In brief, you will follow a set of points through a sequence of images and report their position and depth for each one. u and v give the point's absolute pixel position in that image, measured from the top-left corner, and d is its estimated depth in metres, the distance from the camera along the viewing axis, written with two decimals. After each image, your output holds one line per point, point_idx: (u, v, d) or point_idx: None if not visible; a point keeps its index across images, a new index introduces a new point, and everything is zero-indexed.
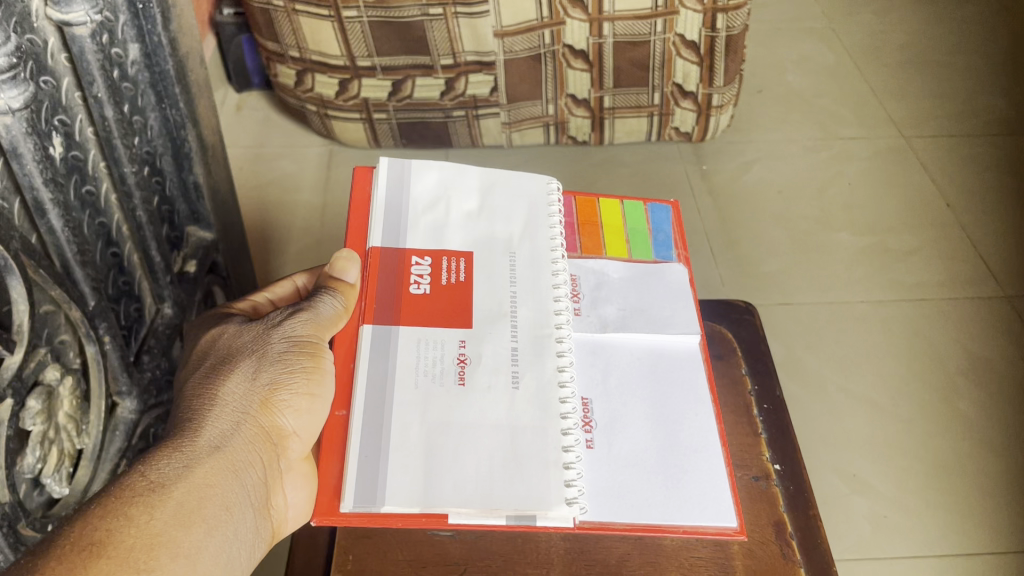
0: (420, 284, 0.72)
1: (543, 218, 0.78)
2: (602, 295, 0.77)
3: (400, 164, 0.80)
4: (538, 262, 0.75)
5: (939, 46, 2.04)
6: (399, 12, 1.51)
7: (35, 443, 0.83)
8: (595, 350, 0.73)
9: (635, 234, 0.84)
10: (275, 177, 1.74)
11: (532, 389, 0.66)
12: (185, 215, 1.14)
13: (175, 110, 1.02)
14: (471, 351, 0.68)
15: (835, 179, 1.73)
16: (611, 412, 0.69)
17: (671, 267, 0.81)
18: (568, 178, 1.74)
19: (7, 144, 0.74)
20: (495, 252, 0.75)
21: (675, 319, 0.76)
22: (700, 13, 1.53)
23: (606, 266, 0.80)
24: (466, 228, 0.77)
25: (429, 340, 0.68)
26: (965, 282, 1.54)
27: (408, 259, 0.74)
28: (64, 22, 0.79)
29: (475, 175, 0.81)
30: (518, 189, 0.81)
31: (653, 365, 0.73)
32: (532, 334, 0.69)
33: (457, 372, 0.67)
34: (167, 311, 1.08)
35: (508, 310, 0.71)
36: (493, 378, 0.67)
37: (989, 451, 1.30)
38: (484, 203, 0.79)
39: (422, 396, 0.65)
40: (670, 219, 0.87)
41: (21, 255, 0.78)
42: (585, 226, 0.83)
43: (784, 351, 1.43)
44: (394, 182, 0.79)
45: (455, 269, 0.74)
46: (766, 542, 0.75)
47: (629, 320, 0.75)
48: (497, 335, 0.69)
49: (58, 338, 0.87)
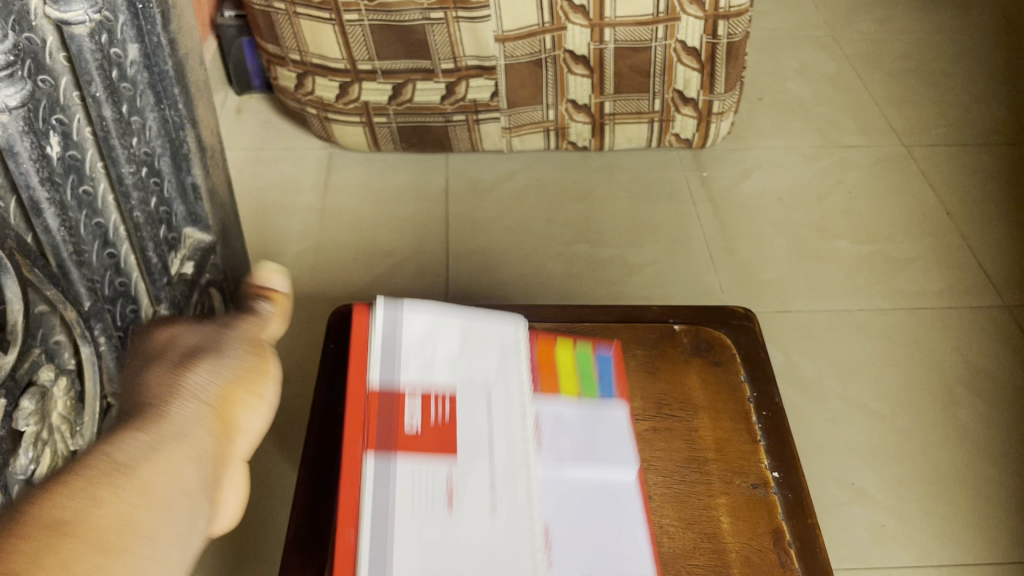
0: (411, 421, 0.75)
1: (513, 364, 0.81)
2: (554, 437, 0.78)
3: (394, 305, 0.81)
4: (514, 402, 0.78)
5: (940, 55, 2.04)
6: (401, 15, 1.52)
7: (28, 444, 0.82)
8: (556, 479, 0.75)
9: (584, 378, 0.85)
10: (274, 181, 1.74)
11: (510, 512, 0.70)
12: (183, 217, 1.14)
13: (174, 111, 1.02)
14: (458, 482, 0.71)
15: (835, 187, 1.73)
16: (570, 531, 0.71)
17: (617, 410, 0.82)
18: (567, 184, 1.73)
19: (3, 143, 0.74)
20: (479, 392, 0.78)
21: (618, 461, 0.77)
22: (702, 20, 1.53)
23: (562, 403, 0.82)
24: (451, 366, 0.79)
25: (423, 472, 0.71)
26: (964, 291, 1.53)
27: (401, 398, 0.76)
28: (62, 21, 0.80)
29: (457, 319, 0.83)
30: (493, 336, 0.83)
31: (597, 497, 0.75)
32: (509, 465, 0.73)
33: (446, 499, 0.70)
34: (163, 312, 1.07)
35: (488, 443, 0.74)
36: (478, 502, 0.70)
37: (988, 461, 1.29)
38: (467, 343, 0.81)
39: (417, 520, 0.68)
40: (615, 364, 0.87)
41: (15, 254, 0.77)
42: (543, 372, 0.84)
43: (783, 359, 1.42)
44: (390, 326, 0.80)
45: (443, 403, 0.76)
46: (764, 550, 0.77)
47: (580, 458, 0.77)
48: (479, 465, 0.73)
49: (52, 338, 0.88)
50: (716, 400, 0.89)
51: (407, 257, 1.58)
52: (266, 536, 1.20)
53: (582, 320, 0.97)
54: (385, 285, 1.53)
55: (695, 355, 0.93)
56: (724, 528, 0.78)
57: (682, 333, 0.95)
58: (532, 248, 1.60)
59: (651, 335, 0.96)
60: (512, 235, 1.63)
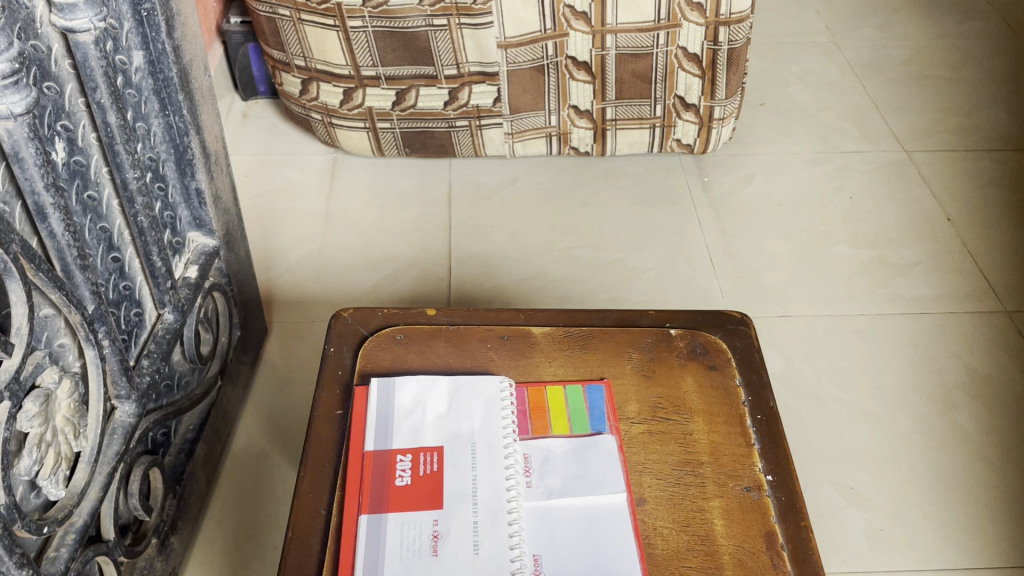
0: (402, 476, 0.82)
1: (498, 416, 0.87)
2: (546, 471, 0.83)
3: (386, 382, 0.90)
4: (497, 450, 0.84)
5: (941, 62, 2.04)
6: (404, 22, 1.54)
7: (32, 445, 0.84)
8: (542, 517, 0.80)
9: (576, 410, 0.89)
10: (279, 186, 1.75)
11: (490, 553, 0.76)
12: (187, 221, 1.15)
13: (178, 117, 1.04)
14: (442, 528, 0.78)
15: (836, 193, 1.73)
16: (557, 564, 0.76)
17: (608, 438, 0.86)
18: (569, 189, 1.74)
19: (9, 149, 0.77)
20: (463, 445, 0.85)
21: (608, 486, 0.81)
22: (703, 26, 1.54)
23: (552, 443, 0.86)
24: (439, 425, 0.87)
25: (410, 521, 0.78)
26: (965, 296, 1.53)
27: (393, 458, 0.84)
28: (68, 29, 0.82)
29: (444, 382, 0.91)
30: (474, 391, 0.90)
31: (591, 522, 0.79)
32: (489, 508, 0.79)
33: (431, 545, 0.77)
34: (167, 317, 1.09)
35: (471, 491, 0.81)
36: (460, 546, 0.77)
37: (986, 466, 1.29)
38: (453, 404, 0.89)
39: (405, 566, 0.75)
40: (607, 395, 0.90)
41: (21, 259, 0.78)
42: (535, 411, 0.89)
43: (782, 363, 1.43)
44: (383, 397, 0.89)
45: (429, 460, 0.84)
46: (756, 553, 0.78)
47: (570, 488, 0.82)
48: (462, 511, 0.79)
49: (57, 341, 0.88)
50: (711, 405, 0.90)
51: (410, 261, 1.59)
52: (266, 538, 1.21)
53: (576, 325, 0.98)
54: (387, 289, 1.54)
55: (690, 359, 0.94)
56: (718, 530, 0.79)
57: (678, 338, 0.96)
58: (534, 252, 1.61)
59: (647, 339, 0.96)
60: (514, 239, 1.64)
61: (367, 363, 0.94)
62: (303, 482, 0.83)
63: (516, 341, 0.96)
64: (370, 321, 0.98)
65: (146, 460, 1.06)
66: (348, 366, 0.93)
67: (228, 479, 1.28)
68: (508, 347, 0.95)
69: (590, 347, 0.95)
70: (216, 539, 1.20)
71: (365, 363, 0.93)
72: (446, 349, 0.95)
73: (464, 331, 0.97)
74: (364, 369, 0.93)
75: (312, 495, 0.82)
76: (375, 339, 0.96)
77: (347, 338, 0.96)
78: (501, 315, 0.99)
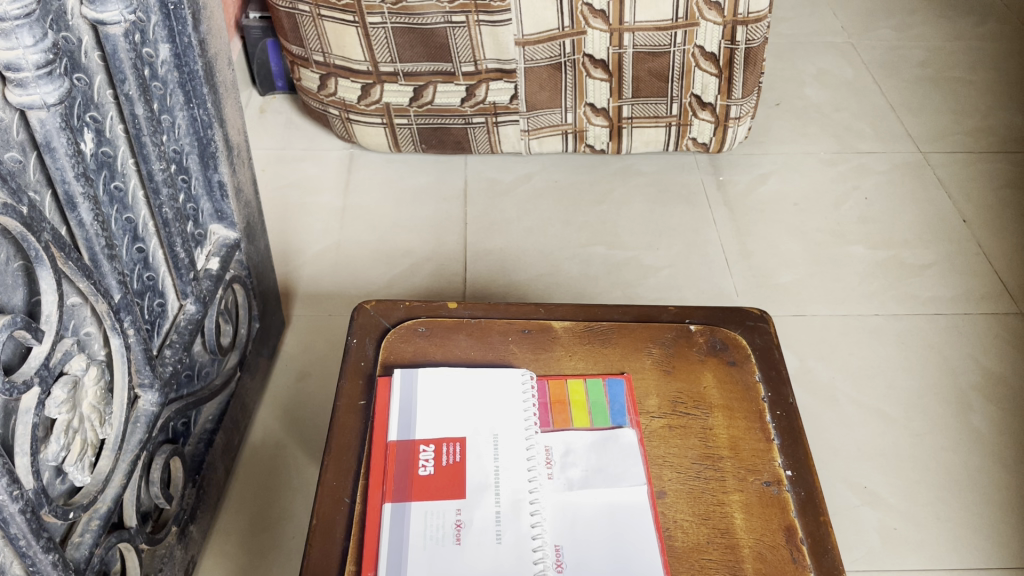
0: (426, 465, 0.83)
1: (519, 407, 0.89)
2: (567, 463, 0.84)
3: (410, 374, 0.91)
4: (519, 442, 0.85)
5: (957, 63, 2.04)
6: (423, 19, 1.55)
7: (59, 431, 0.84)
8: (564, 508, 0.80)
9: (595, 404, 0.90)
10: (296, 180, 1.77)
11: (513, 542, 0.77)
12: (208, 213, 1.16)
13: (202, 110, 1.05)
14: (465, 518, 0.79)
15: (852, 193, 1.74)
16: (579, 554, 0.77)
17: (627, 432, 0.87)
18: (584, 187, 1.75)
19: (41, 138, 0.78)
20: (485, 436, 0.86)
21: (630, 479, 0.82)
22: (721, 26, 1.55)
23: (573, 435, 0.87)
24: (462, 417, 0.88)
25: (434, 510, 0.79)
26: (980, 298, 1.54)
27: (415, 448, 0.85)
28: (98, 21, 0.83)
29: (466, 374, 0.92)
30: (496, 383, 0.91)
31: (612, 514, 0.80)
32: (511, 499, 0.80)
33: (454, 534, 0.78)
34: (189, 308, 1.09)
35: (493, 482, 0.82)
36: (481, 535, 0.78)
37: (1000, 468, 1.29)
38: (475, 396, 0.90)
39: (428, 555, 0.76)
40: (627, 390, 0.91)
41: (52, 247, 0.79)
42: (556, 404, 0.90)
43: (796, 361, 1.43)
44: (406, 389, 0.90)
45: (452, 451, 0.85)
46: (776, 546, 0.79)
47: (591, 480, 0.83)
48: (484, 502, 0.80)
49: (83, 329, 0.90)
50: (731, 399, 0.91)
51: (425, 257, 1.60)
52: (284, 528, 1.22)
53: (597, 320, 0.99)
54: (404, 283, 1.55)
55: (710, 354, 0.95)
56: (738, 524, 0.80)
57: (699, 333, 0.97)
58: (550, 249, 1.62)
59: (667, 335, 0.97)
60: (530, 236, 1.65)
61: (390, 354, 0.95)
62: (326, 471, 0.84)
63: (537, 334, 0.97)
64: (393, 314, 0.99)
65: (167, 450, 1.07)
66: (371, 357, 0.94)
67: (245, 468, 1.29)
68: (529, 341, 0.96)
69: (611, 341, 0.96)
70: (235, 528, 1.22)
71: (387, 354, 0.95)
72: (468, 342, 0.96)
73: (486, 325, 0.98)
74: (387, 361, 0.94)
75: (335, 484, 0.83)
76: (398, 331, 0.97)
77: (370, 330, 0.97)
78: (522, 308, 1.00)
